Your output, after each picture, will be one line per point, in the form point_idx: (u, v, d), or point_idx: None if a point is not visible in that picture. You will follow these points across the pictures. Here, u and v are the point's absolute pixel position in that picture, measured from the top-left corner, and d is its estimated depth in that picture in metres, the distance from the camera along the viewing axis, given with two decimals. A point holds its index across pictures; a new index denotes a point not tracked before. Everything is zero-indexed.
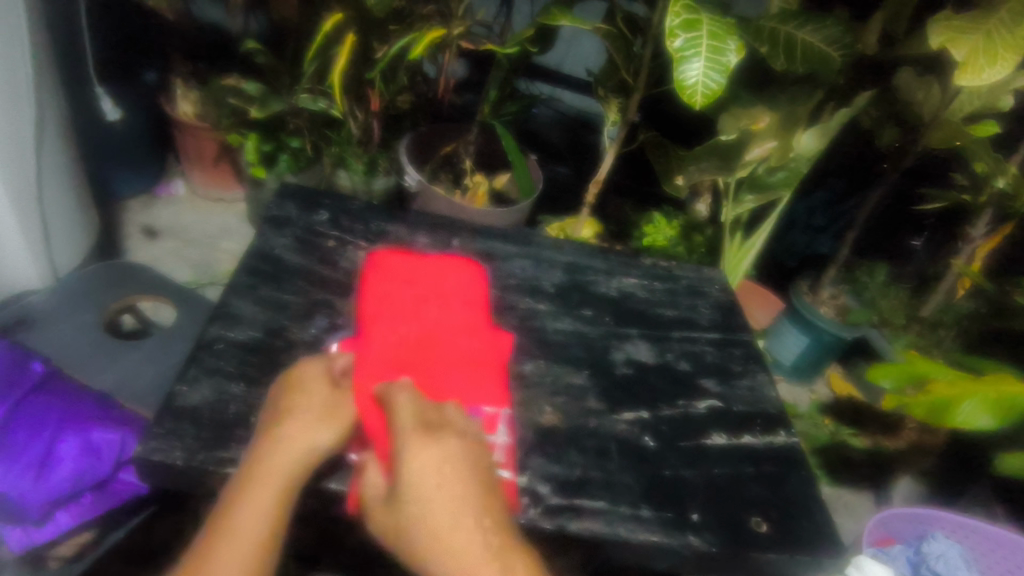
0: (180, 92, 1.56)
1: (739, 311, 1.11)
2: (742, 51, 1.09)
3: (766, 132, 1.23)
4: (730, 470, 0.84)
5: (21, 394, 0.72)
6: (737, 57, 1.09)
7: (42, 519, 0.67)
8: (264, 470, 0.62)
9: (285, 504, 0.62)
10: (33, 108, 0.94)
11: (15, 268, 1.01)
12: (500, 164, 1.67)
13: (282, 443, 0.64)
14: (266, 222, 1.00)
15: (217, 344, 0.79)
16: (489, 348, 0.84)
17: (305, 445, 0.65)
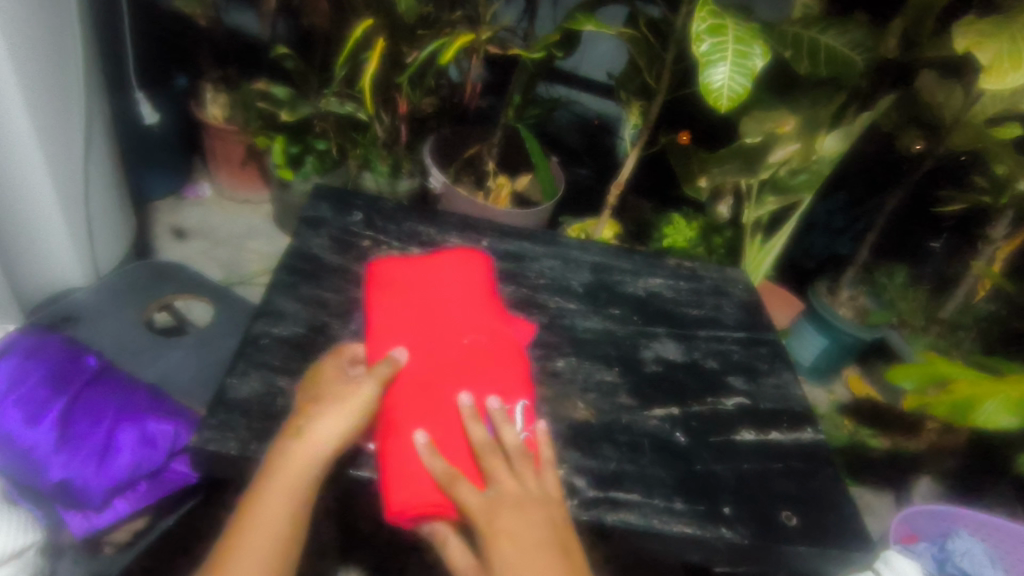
0: (210, 97, 1.60)
1: (763, 310, 1.12)
2: (767, 55, 1.11)
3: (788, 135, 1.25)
4: (759, 465, 0.85)
5: (79, 387, 0.75)
6: (762, 61, 1.11)
7: (102, 505, 0.70)
8: (285, 467, 0.59)
9: (300, 507, 0.60)
10: (81, 111, 0.98)
11: (62, 266, 1.04)
12: (523, 166, 1.69)
13: (303, 441, 0.61)
14: (303, 222, 1.03)
15: (263, 339, 0.82)
16: (504, 338, 0.77)
17: (318, 450, 0.61)
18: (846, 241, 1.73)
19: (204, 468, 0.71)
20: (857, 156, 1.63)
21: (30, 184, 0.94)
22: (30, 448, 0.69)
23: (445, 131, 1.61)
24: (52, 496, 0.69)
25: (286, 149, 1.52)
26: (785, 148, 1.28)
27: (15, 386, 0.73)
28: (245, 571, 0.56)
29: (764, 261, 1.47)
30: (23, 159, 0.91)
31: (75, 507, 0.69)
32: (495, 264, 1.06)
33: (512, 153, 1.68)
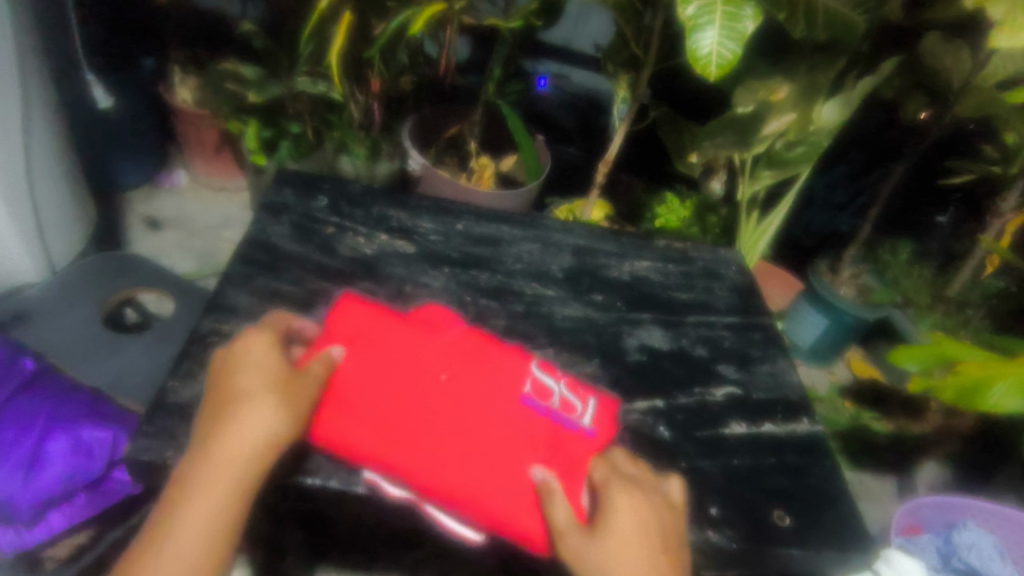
0: (178, 81, 1.54)
1: (758, 293, 1.06)
2: (759, 17, 1.02)
3: (784, 104, 1.19)
4: (750, 461, 0.79)
5: (10, 391, 0.70)
6: (755, 23, 1.03)
7: (33, 520, 0.65)
8: (225, 441, 0.53)
9: (245, 488, 0.53)
10: (18, 93, 0.91)
11: (9, 260, 0.98)
12: (507, 145, 1.62)
13: (229, 432, 0.54)
14: (263, 209, 0.96)
15: (212, 336, 0.76)
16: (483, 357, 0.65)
17: (255, 427, 0.54)
18: (848, 217, 1.65)
19: (143, 479, 0.65)
20: (858, 128, 1.55)
21: None
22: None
23: (424, 110, 1.54)
24: None
25: (258, 132, 1.44)
26: (779, 120, 1.20)
27: None
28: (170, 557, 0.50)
29: (759, 240, 1.40)
30: None
31: (1, 523, 0.64)
32: (470, 250, 1.00)
33: (494, 131, 1.60)
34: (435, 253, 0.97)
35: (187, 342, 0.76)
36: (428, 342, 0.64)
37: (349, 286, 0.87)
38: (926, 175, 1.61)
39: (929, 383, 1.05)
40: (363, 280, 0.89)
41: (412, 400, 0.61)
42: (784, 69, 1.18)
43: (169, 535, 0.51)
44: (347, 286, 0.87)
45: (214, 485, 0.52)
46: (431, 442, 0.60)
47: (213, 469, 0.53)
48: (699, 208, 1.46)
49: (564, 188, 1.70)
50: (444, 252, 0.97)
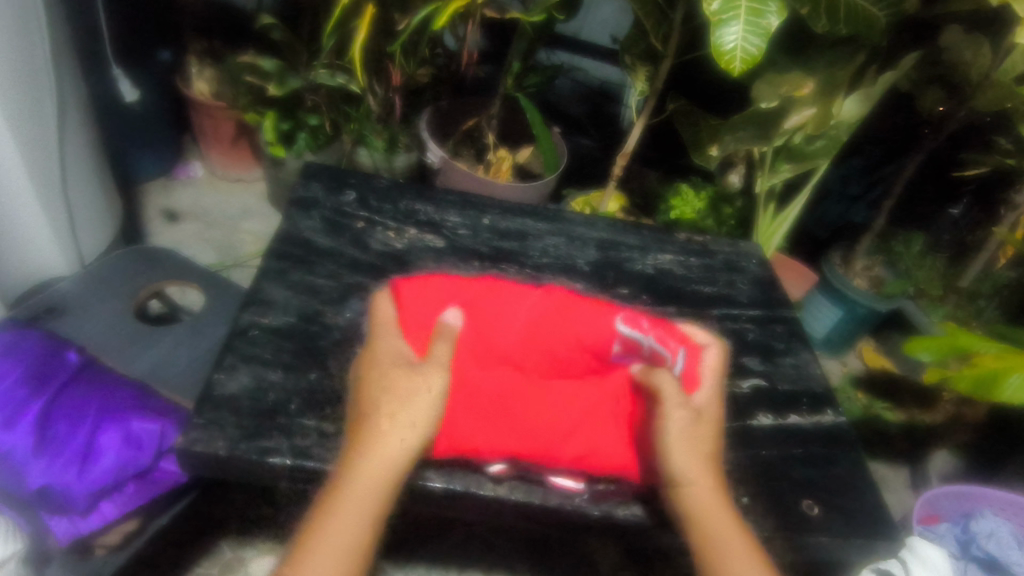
0: (195, 72, 1.56)
1: (779, 286, 1.07)
2: (784, 12, 1.03)
3: (807, 99, 1.18)
4: (778, 451, 0.81)
5: (59, 386, 0.71)
6: (779, 18, 1.03)
7: (87, 510, 0.67)
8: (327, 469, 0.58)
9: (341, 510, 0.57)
10: (54, 90, 0.92)
11: (42, 254, 1.00)
12: (524, 137, 1.62)
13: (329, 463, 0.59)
14: (294, 204, 0.98)
15: (252, 330, 0.78)
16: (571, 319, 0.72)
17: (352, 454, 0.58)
18: (862, 209, 1.66)
19: (194, 468, 0.67)
20: (873, 121, 1.56)
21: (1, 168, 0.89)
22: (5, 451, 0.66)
23: (442, 102, 1.54)
24: (33, 502, 0.65)
25: (277, 124, 1.45)
26: (801, 113, 1.20)
27: None
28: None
29: (776, 233, 1.42)
30: None
31: (57, 513, 0.66)
32: (497, 243, 1.01)
33: (510, 124, 1.61)
34: (464, 247, 0.98)
35: (229, 335, 0.77)
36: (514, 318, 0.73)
37: (382, 280, 0.89)
38: (940, 167, 1.62)
39: (946, 375, 1.07)
40: (396, 273, 0.91)
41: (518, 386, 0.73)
42: (805, 62, 1.18)
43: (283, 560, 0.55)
44: (380, 280, 0.89)
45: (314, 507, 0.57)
46: (544, 418, 0.72)
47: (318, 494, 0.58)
48: (716, 200, 1.47)
49: (579, 179, 1.70)
50: (472, 246, 0.99)
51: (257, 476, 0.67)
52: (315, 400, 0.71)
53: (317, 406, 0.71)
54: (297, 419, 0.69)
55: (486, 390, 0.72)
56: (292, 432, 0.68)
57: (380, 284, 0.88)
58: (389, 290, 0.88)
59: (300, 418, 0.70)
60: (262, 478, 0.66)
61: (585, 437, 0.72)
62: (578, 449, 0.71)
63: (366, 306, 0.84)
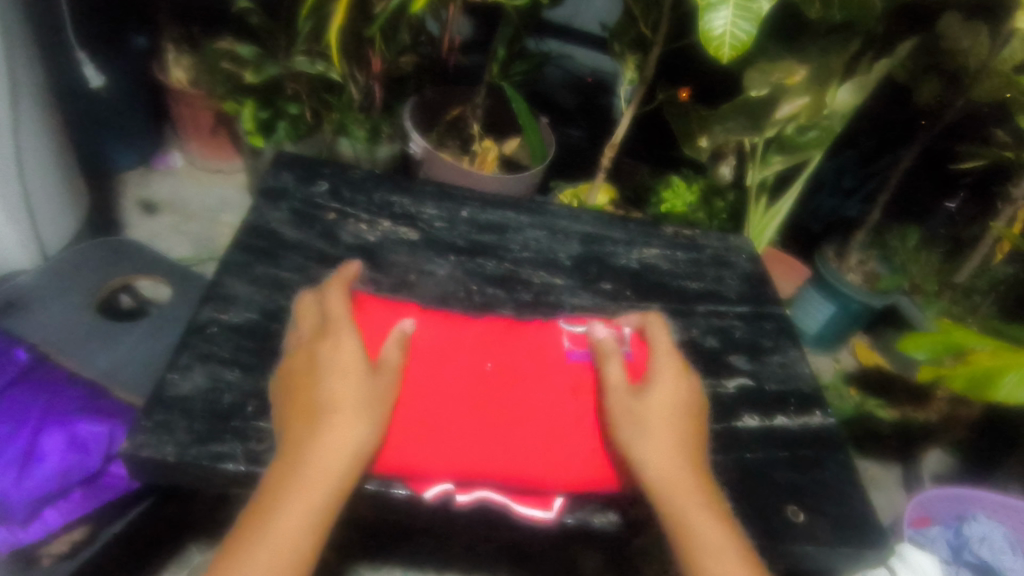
0: (172, 58, 1.49)
1: (769, 282, 1.03)
2: None
3: (799, 87, 1.14)
4: (763, 455, 0.78)
5: (3, 383, 0.67)
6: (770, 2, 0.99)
7: (28, 518, 0.63)
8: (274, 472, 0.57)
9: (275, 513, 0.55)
10: (5, 73, 0.87)
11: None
12: (510, 128, 1.58)
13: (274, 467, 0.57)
14: (262, 194, 0.93)
15: (210, 328, 0.74)
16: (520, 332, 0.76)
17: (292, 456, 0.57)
18: (856, 203, 1.62)
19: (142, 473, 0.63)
20: (869, 113, 1.52)
21: None
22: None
23: (425, 91, 1.50)
24: None
25: (255, 113, 1.41)
26: (793, 103, 1.16)
27: None
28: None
29: (768, 227, 1.38)
30: None
31: None
32: (475, 237, 0.97)
33: (496, 114, 1.57)
34: (440, 240, 0.94)
35: (185, 333, 0.73)
36: (461, 335, 0.75)
37: (352, 276, 0.85)
38: (937, 160, 1.58)
39: (940, 374, 1.03)
40: (367, 268, 0.87)
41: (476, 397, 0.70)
42: (798, 49, 1.13)
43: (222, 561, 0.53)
44: (350, 275, 0.85)
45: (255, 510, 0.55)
46: (505, 432, 0.68)
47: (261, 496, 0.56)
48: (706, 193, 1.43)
49: (568, 171, 1.66)
50: (448, 239, 0.95)
51: (209, 482, 0.63)
52: (273, 402, 0.67)
53: (276, 408, 0.67)
54: (252, 422, 0.66)
55: (440, 405, 0.69)
56: (247, 437, 0.64)
57: (350, 279, 0.84)
58: (358, 285, 0.84)
59: (256, 421, 0.66)
60: (213, 484, 0.63)
61: (549, 450, 0.67)
62: (540, 469, 0.67)
63: None
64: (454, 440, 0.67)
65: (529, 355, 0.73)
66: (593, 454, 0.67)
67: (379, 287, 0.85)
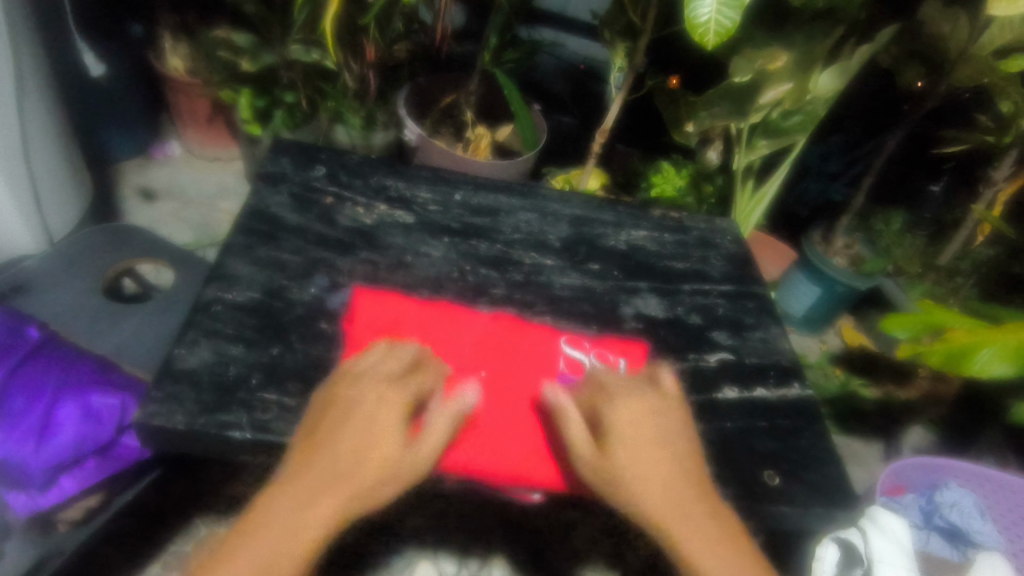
0: (168, 47, 1.52)
1: (752, 262, 1.07)
2: None
3: (782, 73, 1.17)
4: (742, 423, 0.82)
5: (19, 358, 0.71)
6: None
7: (45, 485, 0.67)
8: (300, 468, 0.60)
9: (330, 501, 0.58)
10: (11, 61, 0.90)
11: (8, 232, 0.98)
12: (503, 115, 1.61)
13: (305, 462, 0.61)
14: (261, 179, 0.97)
15: (215, 306, 0.77)
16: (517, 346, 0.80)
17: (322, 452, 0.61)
18: (842, 187, 1.66)
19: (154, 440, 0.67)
20: (854, 98, 1.55)
21: None
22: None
23: (419, 79, 1.52)
24: None
25: (252, 101, 1.44)
26: (778, 89, 1.19)
27: None
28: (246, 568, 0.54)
29: (755, 210, 1.41)
30: None
31: (17, 487, 0.66)
32: (468, 219, 1.00)
33: (489, 102, 1.60)
34: (434, 223, 0.97)
35: (191, 310, 0.77)
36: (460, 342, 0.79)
37: (350, 256, 0.88)
38: (921, 144, 1.62)
39: (916, 349, 1.07)
40: (364, 249, 0.90)
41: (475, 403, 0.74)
42: (782, 36, 1.17)
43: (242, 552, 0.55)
44: (347, 256, 0.88)
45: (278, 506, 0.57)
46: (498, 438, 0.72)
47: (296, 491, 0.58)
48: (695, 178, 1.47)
49: (561, 157, 1.69)
50: (442, 222, 0.98)
51: (217, 450, 0.67)
52: (277, 375, 0.71)
53: (279, 380, 0.71)
54: (258, 393, 0.69)
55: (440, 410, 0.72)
56: (253, 406, 0.68)
57: (348, 260, 0.88)
58: (356, 266, 0.87)
59: (261, 392, 0.70)
60: (221, 451, 0.66)
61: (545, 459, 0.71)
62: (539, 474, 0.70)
63: (332, 280, 0.84)
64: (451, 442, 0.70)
65: (524, 367, 0.78)
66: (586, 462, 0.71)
67: (376, 268, 0.88)
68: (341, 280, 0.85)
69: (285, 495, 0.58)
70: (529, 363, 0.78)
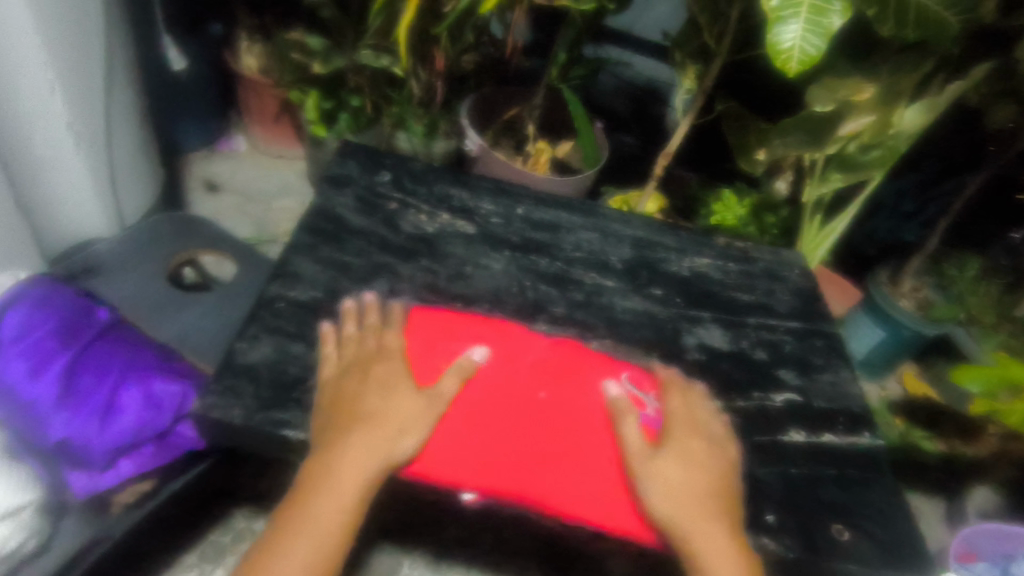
0: (244, 46, 1.56)
1: (822, 299, 1.02)
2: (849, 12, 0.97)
3: (865, 105, 1.12)
4: (809, 470, 0.77)
5: (88, 340, 0.72)
6: (843, 18, 0.98)
7: (106, 466, 0.68)
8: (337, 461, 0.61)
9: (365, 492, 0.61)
10: (103, 49, 0.93)
11: (84, 214, 1.02)
12: (565, 132, 1.59)
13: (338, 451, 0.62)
14: (328, 179, 0.97)
15: (277, 303, 0.77)
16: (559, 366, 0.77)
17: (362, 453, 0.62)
18: (914, 227, 1.58)
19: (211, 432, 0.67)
20: (934, 136, 1.48)
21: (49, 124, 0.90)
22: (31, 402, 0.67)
23: (484, 90, 1.52)
24: (56, 453, 0.67)
25: (320, 103, 1.47)
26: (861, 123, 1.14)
27: (15, 335, 0.70)
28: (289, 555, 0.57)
29: (821, 245, 1.36)
30: (38, 96, 0.87)
31: (76, 465, 0.67)
32: (530, 234, 0.98)
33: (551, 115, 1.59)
34: (496, 235, 0.96)
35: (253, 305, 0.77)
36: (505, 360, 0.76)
37: (411, 263, 0.87)
38: (1004, 188, 1.53)
39: (996, 407, 1.00)
40: (425, 256, 0.89)
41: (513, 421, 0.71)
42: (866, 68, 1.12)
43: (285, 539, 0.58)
44: (409, 262, 0.87)
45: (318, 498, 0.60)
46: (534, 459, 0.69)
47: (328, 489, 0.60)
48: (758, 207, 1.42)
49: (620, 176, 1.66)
50: (505, 235, 0.97)
51: (270, 448, 0.66)
52: (334, 377, 0.70)
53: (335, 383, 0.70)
54: (312, 393, 0.69)
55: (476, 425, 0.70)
56: (308, 406, 0.68)
57: (408, 266, 0.87)
58: (417, 273, 0.86)
59: (318, 393, 0.69)
60: (275, 450, 0.66)
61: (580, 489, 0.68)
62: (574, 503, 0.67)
63: (393, 286, 0.83)
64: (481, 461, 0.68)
65: (567, 390, 0.75)
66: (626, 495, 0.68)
67: (435, 277, 0.87)
68: (401, 287, 0.84)
69: (326, 483, 0.60)
70: (570, 387, 0.75)
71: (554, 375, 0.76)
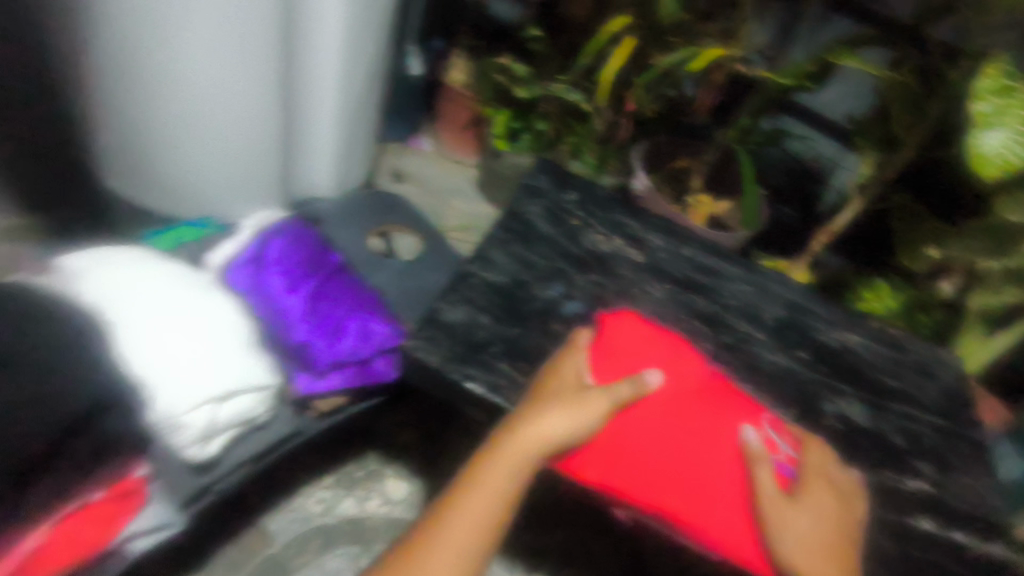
0: (455, 61, 1.77)
1: (973, 405, 1.01)
2: None
3: None
4: (932, 556, 0.80)
5: (329, 275, 0.90)
6: None
7: (323, 374, 0.84)
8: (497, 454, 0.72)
9: (516, 479, 0.72)
10: (374, 54, 1.13)
11: (318, 174, 1.25)
12: (728, 190, 1.65)
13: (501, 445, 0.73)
14: (523, 188, 1.10)
15: (473, 279, 0.91)
16: (711, 397, 0.82)
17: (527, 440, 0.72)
18: None
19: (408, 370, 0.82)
20: None
21: (323, 98, 1.11)
22: (285, 310, 0.85)
23: (660, 139, 1.62)
24: (291, 354, 0.84)
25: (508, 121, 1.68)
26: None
27: (280, 259, 0.89)
28: (456, 527, 0.70)
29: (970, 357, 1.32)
30: (321, 82, 1.09)
31: (303, 368, 0.84)
32: (691, 274, 1.06)
33: (718, 175, 1.65)
34: (662, 268, 1.05)
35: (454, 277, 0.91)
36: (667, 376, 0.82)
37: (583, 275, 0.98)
38: None
39: None
40: (595, 272, 1.00)
41: (656, 429, 0.78)
42: None
43: (455, 512, 0.70)
44: (583, 272, 0.98)
45: (486, 483, 0.71)
46: (657, 469, 0.75)
47: (491, 474, 0.72)
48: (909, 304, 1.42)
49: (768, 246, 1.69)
50: (668, 270, 1.05)
51: (452, 395, 0.79)
52: (515, 352, 0.83)
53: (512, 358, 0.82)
54: (493, 361, 0.81)
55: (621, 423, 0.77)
56: (491, 368, 0.80)
57: (580, 277, 0.98)
58: (589, 284, 0.97)
59: (499, 361, 0.81)
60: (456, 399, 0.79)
61: (691, 503, 0.74)
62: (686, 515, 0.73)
63: (567, 290, 0.94)
64: (615, 456, 0.75)
65: (711, 421, 0.79)
66: (738, 524, 0.73)
67: (604, 290, 0.97)
68: (573, 291, 0.95)
69: (490, 474, 0.72)
70: (718, 420, 0.79)
71: (697, 410, 0.80)
